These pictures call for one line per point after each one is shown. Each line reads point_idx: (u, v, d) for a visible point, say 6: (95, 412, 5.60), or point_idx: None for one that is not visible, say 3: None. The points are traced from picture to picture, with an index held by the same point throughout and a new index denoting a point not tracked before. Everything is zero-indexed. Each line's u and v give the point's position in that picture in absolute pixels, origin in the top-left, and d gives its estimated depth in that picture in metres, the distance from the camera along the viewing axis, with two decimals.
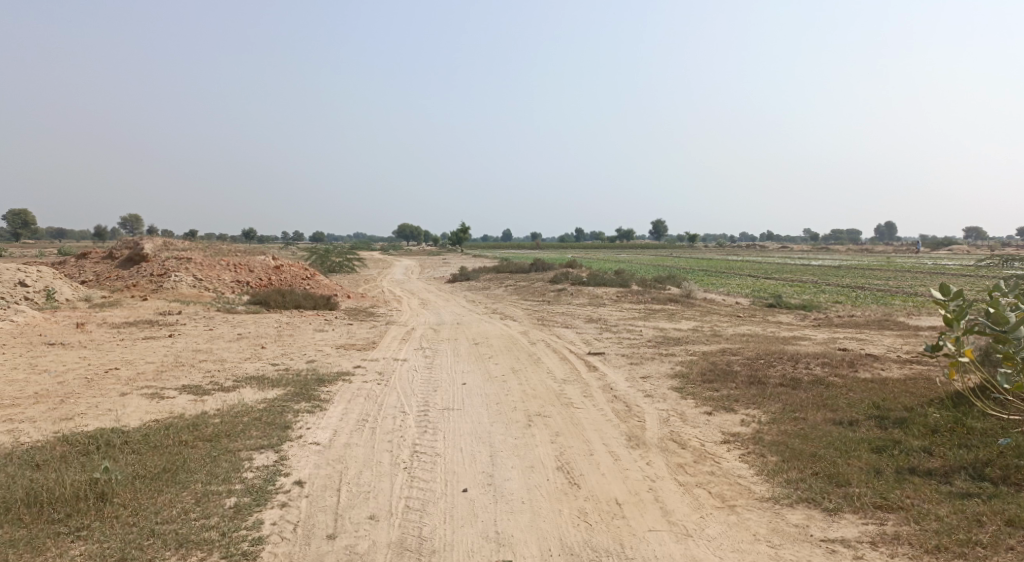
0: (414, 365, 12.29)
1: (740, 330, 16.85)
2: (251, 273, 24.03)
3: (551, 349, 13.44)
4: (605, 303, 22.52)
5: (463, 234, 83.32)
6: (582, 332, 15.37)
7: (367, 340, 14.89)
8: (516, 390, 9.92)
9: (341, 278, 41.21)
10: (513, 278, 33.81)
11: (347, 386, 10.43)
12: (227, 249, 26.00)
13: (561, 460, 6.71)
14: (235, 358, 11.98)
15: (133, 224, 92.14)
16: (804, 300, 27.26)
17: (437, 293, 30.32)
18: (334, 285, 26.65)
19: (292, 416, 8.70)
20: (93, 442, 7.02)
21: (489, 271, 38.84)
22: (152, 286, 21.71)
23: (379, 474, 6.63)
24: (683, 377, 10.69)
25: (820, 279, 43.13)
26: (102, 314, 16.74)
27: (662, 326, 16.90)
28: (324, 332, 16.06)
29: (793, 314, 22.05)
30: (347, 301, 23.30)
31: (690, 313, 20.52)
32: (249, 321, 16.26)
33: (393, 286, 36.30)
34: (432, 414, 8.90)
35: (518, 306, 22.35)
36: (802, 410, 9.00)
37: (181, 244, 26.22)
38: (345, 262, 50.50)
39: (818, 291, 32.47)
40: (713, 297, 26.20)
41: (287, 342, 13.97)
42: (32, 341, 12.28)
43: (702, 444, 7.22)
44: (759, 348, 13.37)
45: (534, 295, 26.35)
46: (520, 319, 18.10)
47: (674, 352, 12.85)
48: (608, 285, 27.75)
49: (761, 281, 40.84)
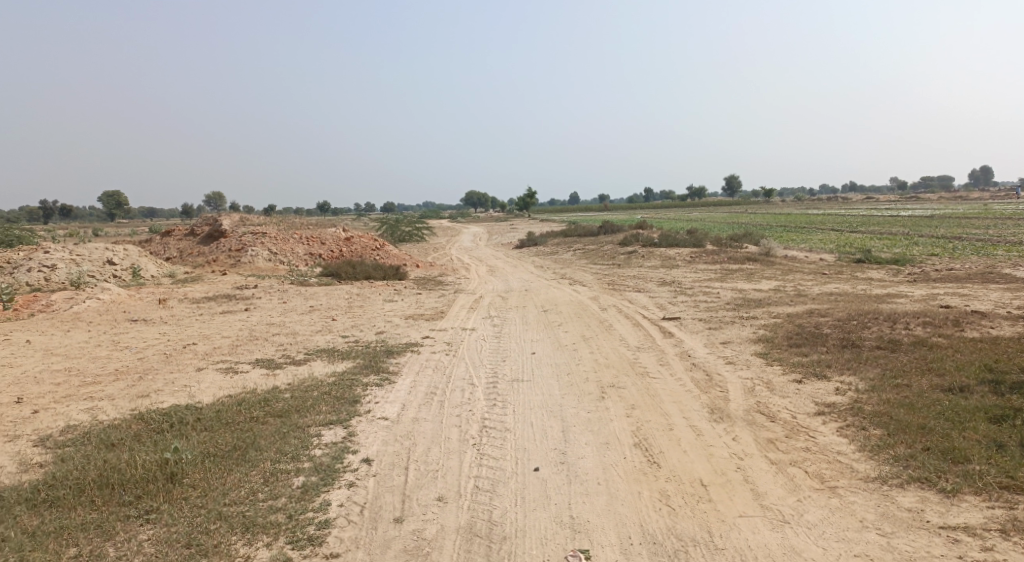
0: (483, 334, 12.03)
1: (827, 289, 15.83)
2: (323, 246, 24.32)
3: (624, 314, 12.91)
4: (679, 264, 21.69)
5: (531, 199, 82.73)
6: (656, 296, 14.76)
7: (436, 310, 14.74)
8: (588, 360, 9.49)
9: (412, 247, 41.58)
10: (582, 241, 33.17)
11: (415, 358, 10.25)
12: (299, 222, 26.40)
13: (638, 437, 6.28)
14: (307, 331, 12.01)
15: (216, 202, 95.90)
16: (895, 254, 25.60)
17: (505, 260, 30.08)
18: (403, 255, 26.74)
19: (361, 390, 8.54)
20: (165, 420, 7.02)
21: (558, 235, 38.28)
22: (230, 261, 22.26)
23: (447, 452, 6.37)
24: (767, 342, 10.02)
25: (911, 231, 40.55)
26: (182, 290, 17.23)
27: (740, 287, 16.07)
28: (393, 302, 16.03)
29: (884, 270, 20.67)
30: (416, 270, 23.30)
31: (770, 272, 19.49)
32: (320, 293, 16.39)
33: (462, 253, 36.28)
34: (502, 386, 8.60)
35: (587, 271, 21.83)
36: (904, 376, 8.23)
37: (255, 219, 26.78)
38: (415, 231, 50.95)
39: (909, 245, 30.43)
40: (794, 254, 24.91)
41: (357, 313, 13.96)
42: (116, 318, 12.67)
43: (793, 417, 6.63)
44: (848, 308, 12.46)
45: (604, 258, 25.71)
46: (590, 284, 17.60)
47: (756, 315, 12.12)
48: (681, 245, 26.81)
49: (845, 235, 38.71)
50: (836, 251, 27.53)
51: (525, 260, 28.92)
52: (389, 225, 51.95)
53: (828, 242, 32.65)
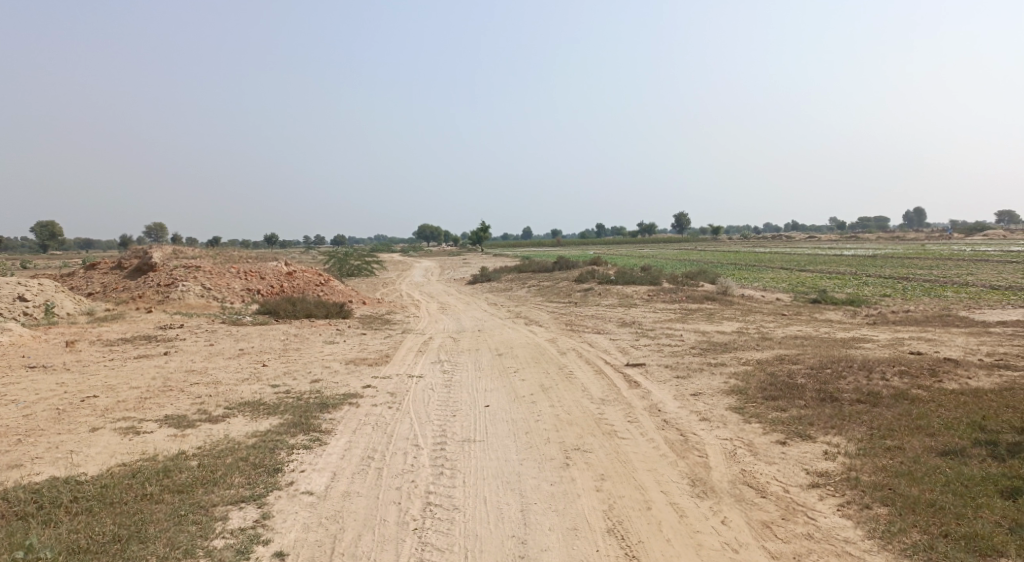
0: (431, 382, 10.94)
1: (791, 332, 15.26)
2: (262, 281, 22.87)
3: (584, 359, 11.99)
4: (636, 303, 21.00)
5: (484, 234, 82.17)
6: (616, 339, 13.90)
7: (380, 353, 13.57)
8: (547, 415, 8.48)
9: (361, 282, 40.15)
10: (537, 278, 32.35)
11: (353, 412, 9.08)
12: (238, 256, 24.89)
13: (611, 520, 5.30)
14: (232, 379, 10.71)
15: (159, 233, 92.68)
16: (849, 294, 25.50)
17: (457, 297, 28.99)
18: (349, 291, 25.42)
19: (285, 454, 7.28)
20: (30, 502, 5.66)
21: (511, 271, 37.41)
22: (158, 298, 20.65)
23: (381, 540, 5.25)
24: (741, 394, 9.21)
25: (859, 270, 41.08)
26: (99, 330, 15.65)
27: (703, 329, 15.37)
28: (334, 344, 14.80)
29: (842, 312, 20.37)
30: (362, 308, 22.04)
31: (730, 312, 18.92)
32: (253, 335, 15.03)
33: (412, 289, 35.01)
34: (451, 448, 7.51)
35: (542, 310, 20.93)
36: (894, 435, 7.49)
37: (190, 252, 25.15)
38: (365, 266, 49.56)
39: (861, 285, 30.54)
40: (751, 294, 24.53)
41: (292, 357, 12.69)
42: (12, 365, 11.15)
43: (786, 492, 5.78)
44: (819, 355, 11.81)
45: (560, 296, 24.88)
46: (547, 325, 16.68)
47: (724, 362, 11.34)
48: (638, 283, 26.22)
49: (796, 274, 38.92)
50: (791, 291, 27.34)
51: (478, 297, 27.89)
52: (337, 258, 50.32)
53: (781, 281, 32.59)
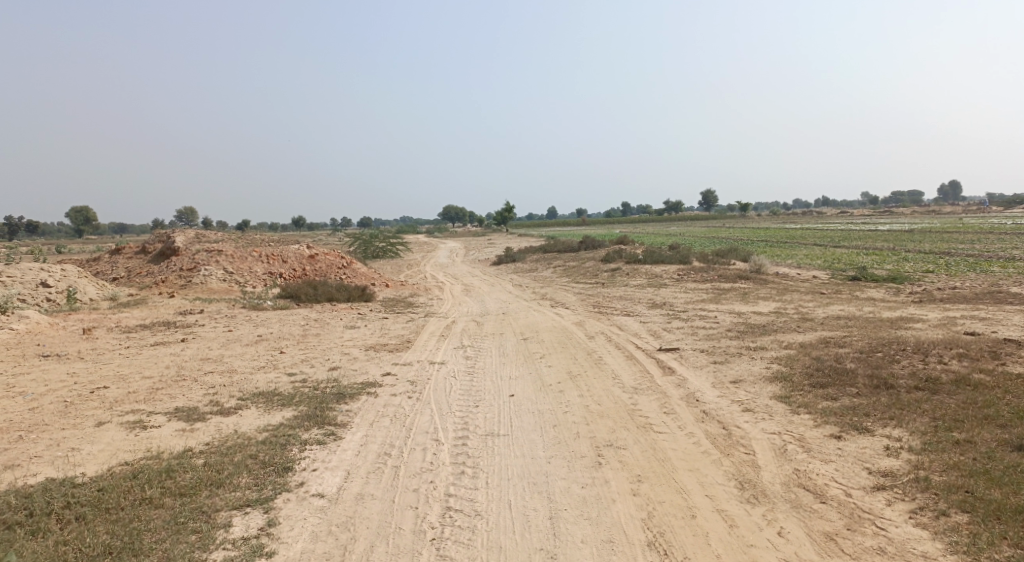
0: (453, 369, 10.43)
1: (832, 312, 14.43)
2: (284, 264, 22.55)
3: (614, 344, 11.37)
4: (666, 284, 20.24)
5: (508, 214, 81.45)
6: (647, 322, 13.24)
7: (401, 339, 13.08)
8: (576, 405, 7.90)
9: (385, 264, 39.85)
10: (562, 258, 31.67)
11: (371, 403, 8.60)
12: (260, 239, 24.59)
13: (650, 532, 4.75)
14: (247, 367, 10.31)
15: (188, 216, 93.55)
16: (889, 271, 24.39)
17: (481, 278, 28.44)
18: (372, 273, 25.01)
19: (297, 451, 6.83)
20: (21, 510, 5.26)
21: (536, 252, 36.73)
22: (180, 282, 20.43)
23: (396, 553, 4.76)
24: (786, 382, 8.52)
25: (897, 246, 39.64)
26: (119, 316, 15.41)
27: (738, 310, 14.62)
28: (355, 329, 14.37)
29: (884, 290, 19.43)
30: (385, 290, 21.61)
31: (766, 292, 18.09)
32: (272, 320, 14.65)
33: (437, 271, 34.57)
34: (474, 443, 6.98)
35: (569, 291, 20.28)
36: (961, 427, 6.77)
37: (212, 236, 24.90)
38: (389, 248, 49.29)
39: (901, 261, 29.36)
40: (786, 272, 23.59)
41: (310, 344, 12.25)
42: (25, 353, 10.88)
43: (848, 497, 5.15)
44: (867, 337, 11.03)
45: (587, 276, 24.19)
46: (574, 307, 16.05)
47: (764, 346, 10.63)
48: (667, 262, 25.40)
49: (831, 251, 37.64)
50: (827, 268, 26.29)
51: (503, 279, 27.31)
52: (361, 241, 50.07)
53: (816, 259, 31.46)
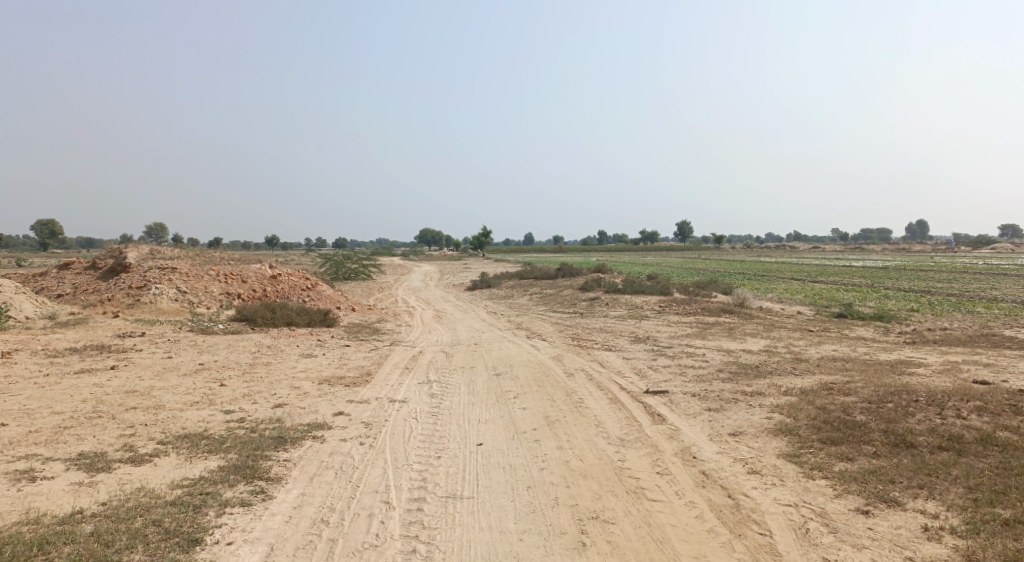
0: (415, 410, 9.23)
1: (826, 353, 13.51)
2: (243, 284, 21.17)
3: (596, 383, 10.27)
4: (648, 316, 19.26)
5: (485, 239, 80.55)
6: (630, 359, 12.19)
7: (361, 370, 11.84)
8: (554, 460, 6.75)
9: (356, 286, 38.50)
10: (539, 285, 30.62)
11: (315, 451, 7.38)
12: (220, 257, 23.20)
13: None
14: (179, 403, 9.02)
15: (159, 232, 91.52)
16: (874, 308, 23.69)
17: (454, 304, 27.25)
18: (339, 296, 23.72)
19: (213, 516, 5.60)
20: None
21: (512, 278, 35.66)
22: (128, 301, 18.99)
23: None
24: (793, 437, 7.48)
25: (875, 282, 39.32)
26: (50, 337, 13.97)
27: (727, 348, 13.63)
28: (311, 358, 13.10)
29: (872, 328, 18.65)
30: (351, 315, 20.32)
31: (753, 328, 17.17)
32: (220, 345, 13.33)
33: (408, 295, 33.33)
34: (431, 509, 5.81)
35: (545, 321, 19.19)
36: (1005, 501, 5.77)
37: (169, 253, 23.45)
38: (361, 270, 47.97)
39: (883, 298, 28.80)
40: (770, 307, 22.76)
41: (257, 375, 10.96)
42: None
43: None
44: (871, 384, 10.07)
45: (564, 306, 23.14)
46: (551, 339, 14.95)
47: (762, 390, 9.62)
48: (647, 293, 24.47)
49: (811, 285, 37.10)
50: (810, 304, 25.54)
51: (476, 305, 26.15)
52: (332, 262, 48.61)
53: (796, 293, 30.83)
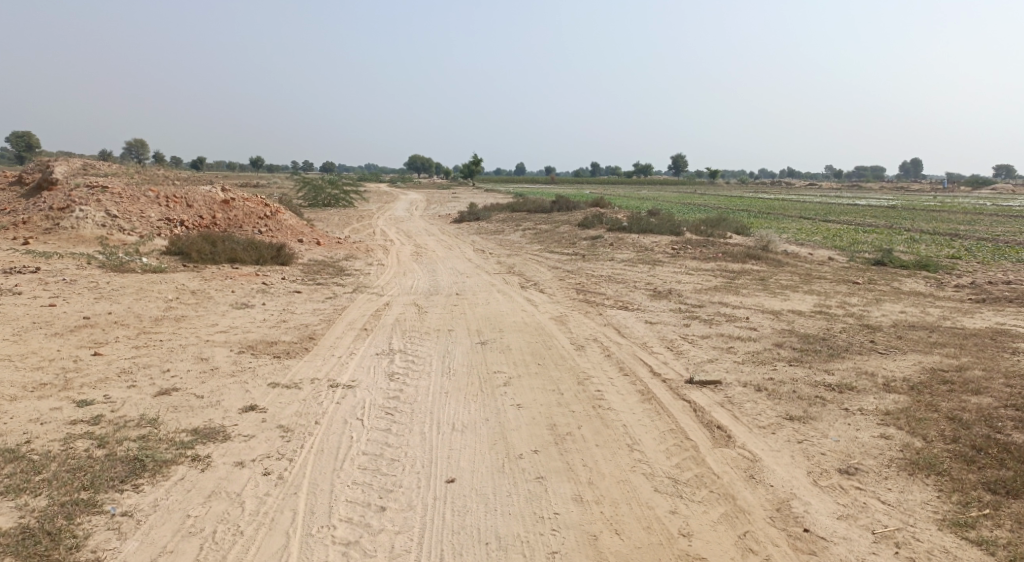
0: (362, 404, 6.43)
1: (896, 317, 10.78)
2: (188, 211, 18.07)
3: (616, 364, 7.49)
4: (661, 262, 16.37)
5: (476, 167, 76.78)
6: (656, 325, 9.36)
7: (303, 331, 8.98)
8: (573, 535, 4.02)
9: (335, 215, 35.35)
10: (533, 219, 27.58)
11: (182, 491, 4.59)
12: (164, 176, 19.87)
13: None
14: (14, 388, 6.17)
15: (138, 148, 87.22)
16: (912, 255, 20.95)
17: (438, 238, 24.25)
18: (304, 226, 20.58)
19: None
20: None
21: (503, 211, 32.48)
22: (44, 226, 15.90)
23: None
24: (942, 482, 4.76)
25: (893, 224, 36.48)
26: None
27: (772, 308, 10.84)
28: (245, 309, 10.21)
29: (925, 281, 15.92)
30: (313, 250, 17.26)
31: (789, 280, 14.35)
32: (128, 290, 10.40)
33: (387, 226, 30.16)
34: None
35: (542, 264, 16.30)
36: None
37: (104, 170, 20.07)
38: (342, 197, 44.66)
39: (913, 242, 26.10)
40: (797, 251, 19.92)
41: (157, 337, 8.09)
42: None
43: None
44: (995, 372, 7.32)
45: (562, 245, 20.20)
46: (550, 290, 12.08)
47: (852, 382, 6.86)
48: (656, 232, 21.53)
49: (824, 226, 34.28)
50: (837, 248, 22.75)
51: (462, 240, 23.13)
52: (310, 187, 45.06)
53: (813, 235, 28.05)
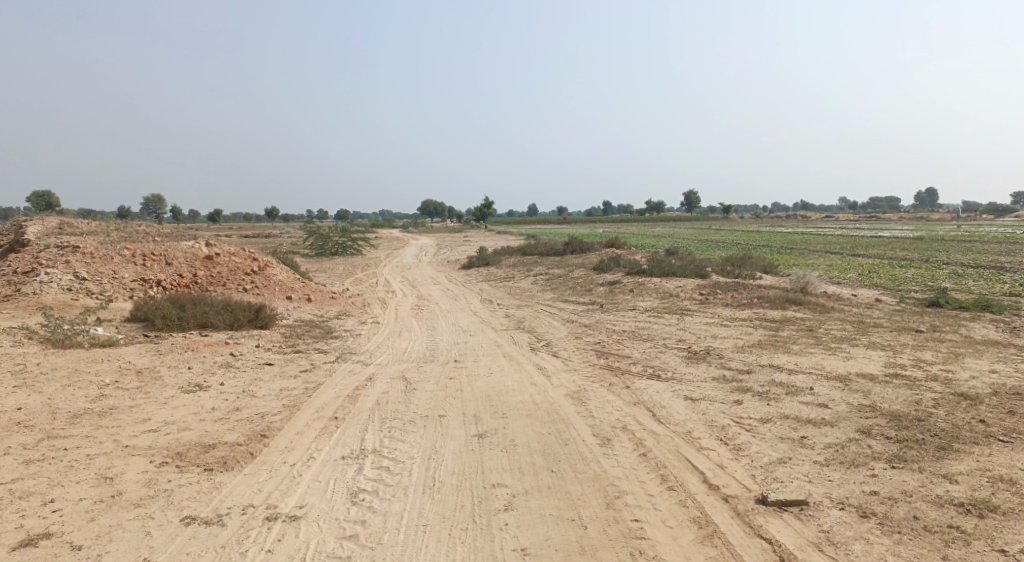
0: (306, 553, 4.59)
1: (990, 379, 8.82)
2: (166, 269, 16.52)
3: (656, 469, 5.58)
4: (690, 311, 14.51)
5: (488, 210, 75.72)
6: (699, 402, 7.46)
7: (258, 423, 7.17)
8: None
9: (339, 265, 33.87)
10: (545, 264, 25.83)
11: None
12: (145, 233, 18.40)
13: None
14: None
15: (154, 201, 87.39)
16: (965, 293, 18.97)
17: (443, 288, 22.56)
18: (297, 280, 18.95)
19: None
20: None
21: (514, 255, 30.79)
22: (2, 292, 14.37)
23: None
24: None
25: (928, 257, 34.36)
26: None
27: (837, 373, 8.90)
28: (196, 392, 8.44)
29: (996, 325, 13.93)
30: (302, 310, 15.59)
31: (842, 331, 12.40)
32: (60, 372, 8.69)
33: (392, 275, 28.51)
34: None
35: (555, 317, 14.49)
36: None
37: (81, 228, 18.66)
38: (349, 245, 43.37)
39: (960, 276, 24.06)
40: (838, 293, 17.96)
41: (62, 444, 6.33)
42: None
43: None
44: None
45: (577, 293, 18.40)
46: (566, 354, 10.22)
47: (989, 497, 4.93)
48: (680, 276, 19.67)
49: (855, 261, 32.18)
50: (879, 287, 20.85)
51: (469, 290, 21.41)
52: (316, 235, 43.78)
53: (847, 273, 26.10)
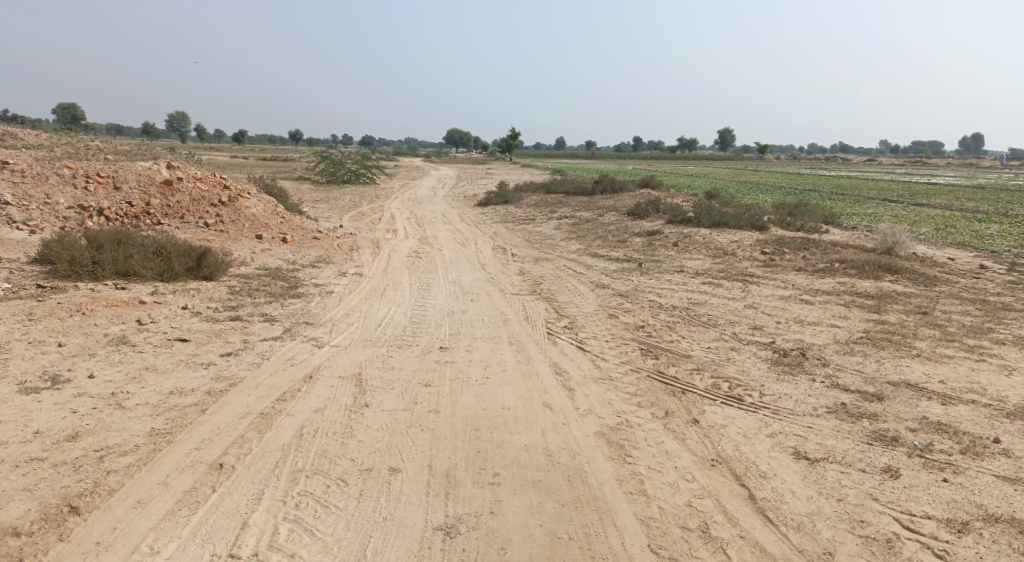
0: None
1: None
2: (112, 195, 13.64)
3: None
4: (756, 277, 11.37)
5: (513, 142, 71.76)
6: (822, 466, 4.47)
7: (86, 470, 4.36)
8: None
9: (348, 196, 30.88)
10: (572, 206, 22.51)
11: None
12: (97, 151, 15.43)
13: None
14: None
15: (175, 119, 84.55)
16: None
17: (453, 229, 19.50)
18: (276, 214, 15.98)
19: None
20: None
21: (536, 193, 27.42)
22: None
23: None
24: None
25: (1007, 210, 30.22)
26: None
27: (1015, 404, 5.81)
28: (41, 393, 5.63)
29: None
30: (270, 255, 12.67)
31: (970, 319, 9.17)
32: None
33: (401, 211, 25.46)
34: None
35: (582, 279, 11.45)
36: None
37: (26, 141, 15.74)
38: (363, 174, 40.32)
39: None
40: (931, 257, 14.55)
41: None
42: None
43: None
44: None
45: (609, 245, 15.28)
46: (597, 346, 7.22)
47: None
48: (733, 228, 16.33)
49: (924, 212, 28.30)
50: (974, 247, 17.32)
51: (482, 233, 18.33)
52: (327, 161, 40.68)
53: (922, 226, 22.50)
